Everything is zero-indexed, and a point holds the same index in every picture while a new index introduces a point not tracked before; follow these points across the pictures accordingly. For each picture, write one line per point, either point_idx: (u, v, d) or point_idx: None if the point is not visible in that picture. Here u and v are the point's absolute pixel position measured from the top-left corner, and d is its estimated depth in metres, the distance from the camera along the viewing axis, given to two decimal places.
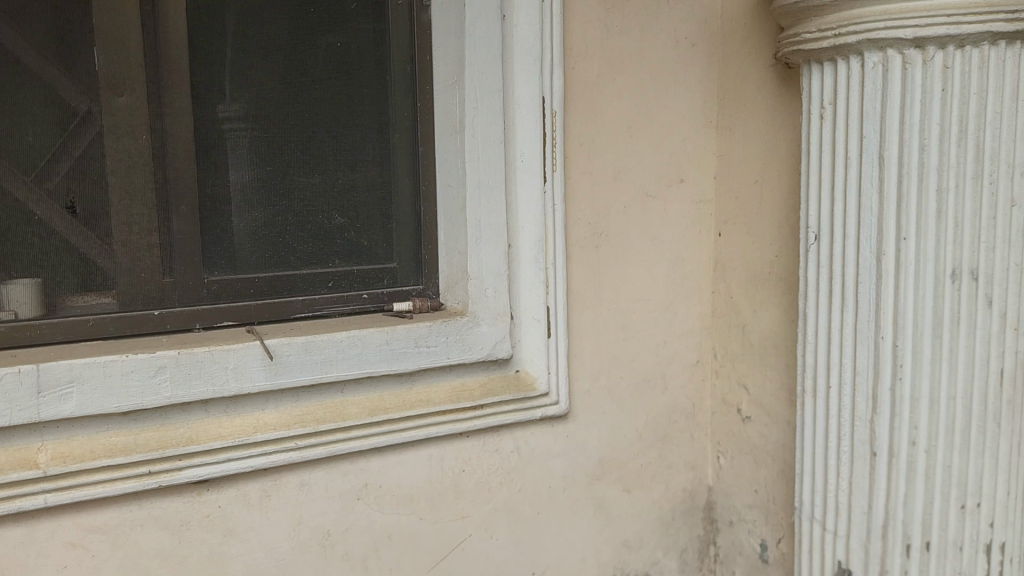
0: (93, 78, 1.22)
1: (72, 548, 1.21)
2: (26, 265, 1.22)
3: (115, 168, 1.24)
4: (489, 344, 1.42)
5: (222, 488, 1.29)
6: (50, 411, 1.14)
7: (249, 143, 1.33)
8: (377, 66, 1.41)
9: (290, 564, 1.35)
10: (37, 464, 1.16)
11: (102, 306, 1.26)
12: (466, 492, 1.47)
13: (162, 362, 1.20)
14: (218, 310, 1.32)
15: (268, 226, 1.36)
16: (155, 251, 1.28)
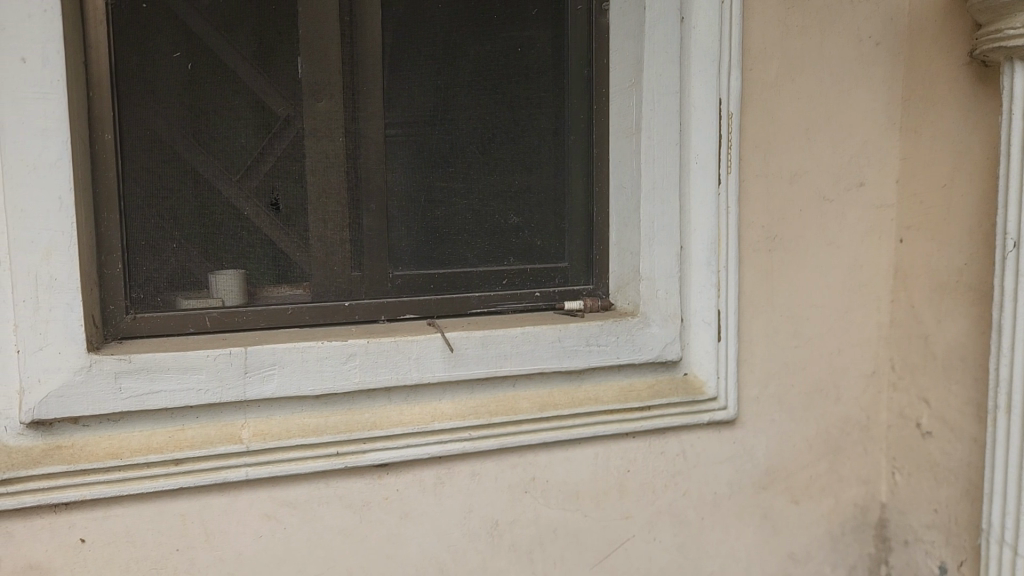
0: (298, 85, 1.32)
1: (267, 519, 1.30)
2: (235, 256, 1.33)
3: (315, 167, 1.34)
4: (659, 345, 1.42)
5: (400, 473, 1.35)
6: (255, 391, 1.24)
7: (434, 144, 1.40)
8: (556, 69, 1.45)
9: (460, 550, 1.41)
10: (240, 439, 1.26)
11: (294, 297, 1.35)
12: (631, 492, 1.48)
13: (353, 350, 1.27)
14: (402, 303, 1.39)
15: (449, 225, 1.42)
16: (346, 246, 1.37)
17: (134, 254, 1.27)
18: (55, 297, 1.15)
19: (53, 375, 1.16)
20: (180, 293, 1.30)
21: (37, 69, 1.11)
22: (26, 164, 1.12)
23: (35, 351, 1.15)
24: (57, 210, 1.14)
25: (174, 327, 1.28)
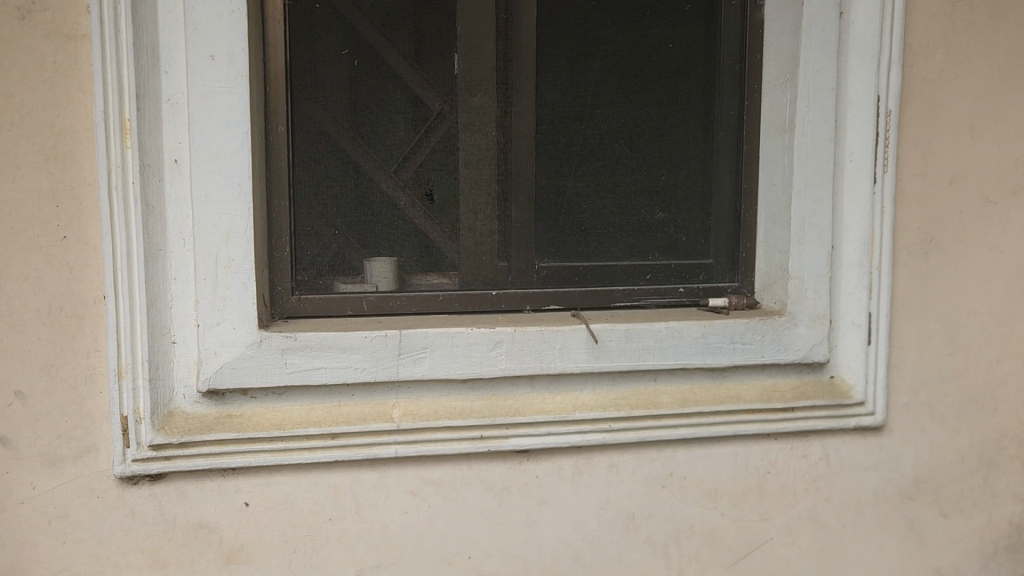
0: (454, 81, 1.37)
1: (413, 496, 1.36)
2: (391, 245, 1.39)
3: (468, 160, 1.38)
4: (806, 346, 1.40)
5: (540, 460, 1.38)
6: (407, 371, 1.29)
7: (583, 139, 1.42)
8: (706, 66, 1.44)
9: (596, 540, 1.43)
10: (391, 417, 1.32)
11: (442, 285, 1.40)
12: (770, 494, 1.46)
13: (500, 337, 1.31)
14: (547, 294, 1.42)
15: (595, 219, 1.44)
16: (495, 238, 1.41)
17: (301, 240, 1.35)
18: (232, 277, 1.25)
19: (227, 349, 1.25)
20: (337, 277, 1.38)
21: (223, 65, 1.20)
22: (210, 153, 1.22)
23: (212, 325, 1.24)
24: (236, 196, 1.23)
25: (334, 309, 1.36)
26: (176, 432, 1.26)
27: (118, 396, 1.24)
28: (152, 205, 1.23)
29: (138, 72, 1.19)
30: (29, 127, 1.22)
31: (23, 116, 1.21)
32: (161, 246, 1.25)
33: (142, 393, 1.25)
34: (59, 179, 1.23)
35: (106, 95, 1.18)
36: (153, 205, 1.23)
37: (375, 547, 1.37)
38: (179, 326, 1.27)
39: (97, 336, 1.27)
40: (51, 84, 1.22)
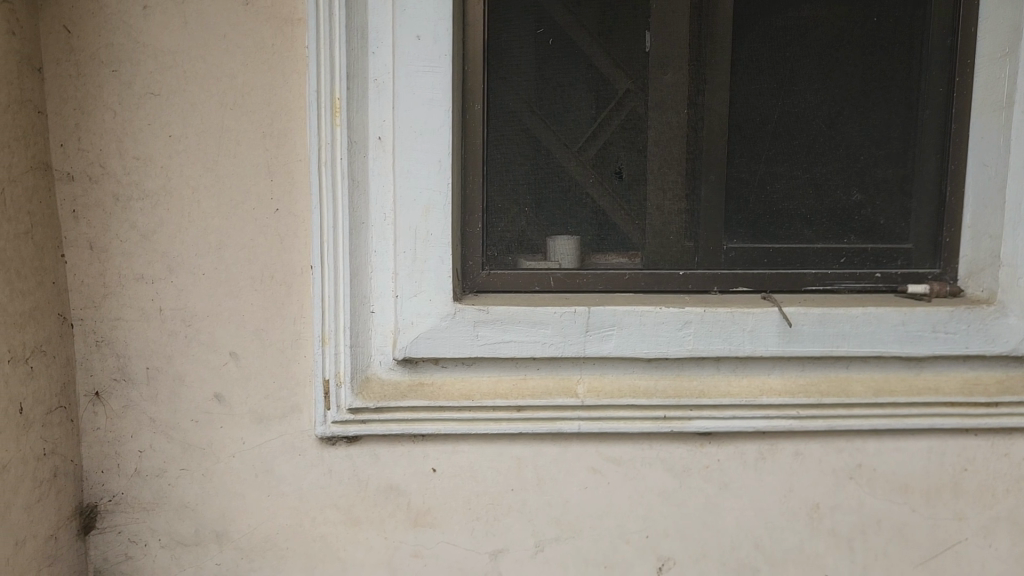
0: (647, 59, 1.36)
1: (593, 473, 1.38)
2: (579, 223, 1.40)
3: (659, 139, 1.38)
4: (1016, 337, 1.32)
5: (723, 443, 1.37)
6: (593, 348, 1.30)
7: (779, 118, 1.38)
8: (913, 40, 1.37)
9: (777, 528, 1.40)
10: (576, 393, 1.34)
11: (621, 264, 1.40)
12: (966, 493, 1.38)
13: (689, 317, 1.30)
14: (735, 276, 1.39)
15: (787, 199, 1.41)
16: (684, 217, 1.40)
17: (493, 216, 1.38)
18: (430, 250, 1.30)
19: (423, 320, 1.30)
20: (521, 254, 1.39)
21: (429, 44, 1.25)
22: (414, 130, 1.26)
23: (409, 297, 1.30)
24: (436, 171, 1.28)
25: (522, 285, 1.37)
26: (372, 397, 1.32)
27: (322, 359, 1.31)
28: (358, 179, 1.28)
29: (349, 53, 1.24)
30: (249, 106, 1.30)
31: (243, 95, 1.30)
32: (363, 219, 1.30)
33: (343, 358, 1.31)
34: (274, 155, 1.31)
35: (320, 74, 1.24)
36: (358, 180, 1.28)
37: (554, 519, 1.39)
38: (377, 298, 1.32)
39: (303, 303, 1.35)
40: (270, 66, 1.29)
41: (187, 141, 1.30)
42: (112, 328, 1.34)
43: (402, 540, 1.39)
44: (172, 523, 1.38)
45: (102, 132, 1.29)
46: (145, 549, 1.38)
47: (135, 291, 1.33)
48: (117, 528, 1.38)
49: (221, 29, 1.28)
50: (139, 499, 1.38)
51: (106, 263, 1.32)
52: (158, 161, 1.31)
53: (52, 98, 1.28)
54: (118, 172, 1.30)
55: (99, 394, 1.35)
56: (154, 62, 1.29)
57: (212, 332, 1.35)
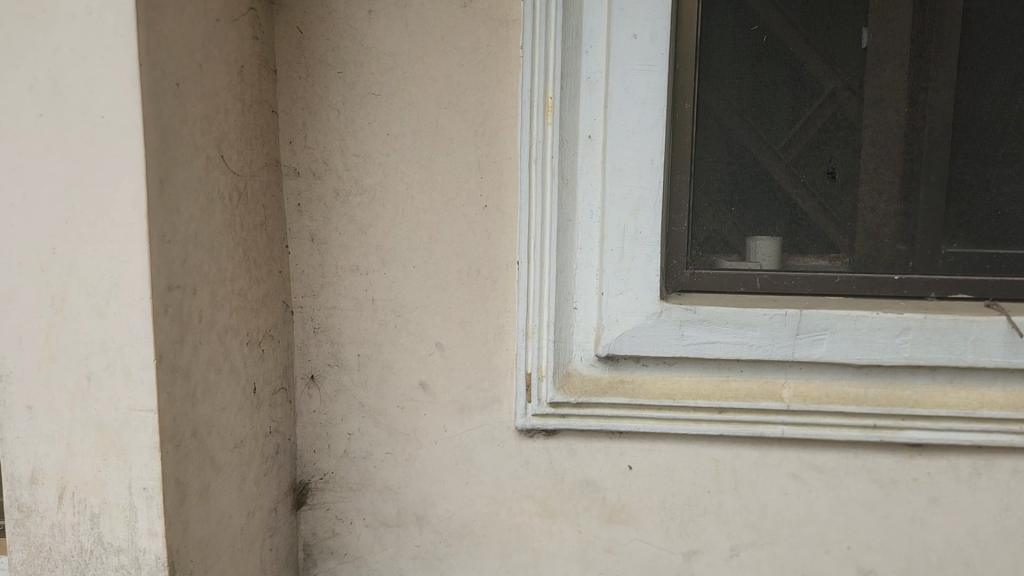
0: (866, 56, 1.32)
1: (794, 479, 1.35)
2: (787, 224, 1.38)
3: (875, 138, 1.33)
4: None
5: (935, 456, 1.31)
6: (803, 352, 1.27)
7: (1009, 116, 1.31)
8: None
9: (990, 548, 1.33)
10: (781, 397, 1.31)
11: (819, 267, 1.36)
12: None
13: (907, 323, 1.25)
14: (954, 282, 1.33)
15: (1016, 203, 1.34)
16: (899, 220, 1.35)
17: (700, 216, 1.37)
18: (637, 249, 1.30)
19: (628, 317, 1.31)
20: (719, 255, 1.38)
21: (646, 43, 1.25)
22: (628, 129, 1.27)
23: (615, 294, 1.31)
24: (648, 170, 1.28)
25: (727, 285, 1.36)
26: (573, 393, 1.34)
27: (525, 354, 1.33)
28: (567, 177, 1.30)
29: (563, 53, 1.26)
30: (463, 105, 1.33)
31: (459, 94, 1.33)
32: (571, 216, 1.31)
33: (546, 352, 1.33)
34: (485, 153, 1.34)
35: (534, 75, 1.27)
36: (568, 177, 1.30)
37: (751, 523, 1.37)
38: (580, 294, 1.33)
39: (507, 297, 1.37)
40: (485, 66, 1.32)
41: (403, 139, 1.35)
42: (327, 316, 1.41)
43: (596, 534, 1.40)
44: (376, 504, 1.44)
45: (326, 130, 1.36)
46: (350, 527, 1.45)
47: (350, 281, 1.39)
48: (325, 506, 1.46)
49: (440, 31, 1.32)
50: (346, 479, 1.44)
51: (325, 254, 1.39)
52: (376, 158, 1.36)
53: (282, 98, 1.36)
54: (340, 168, 1.37)
55: (314, 378, 1.43)
56: (376, 64, 1.34)
57: (420, 323, 1.39)
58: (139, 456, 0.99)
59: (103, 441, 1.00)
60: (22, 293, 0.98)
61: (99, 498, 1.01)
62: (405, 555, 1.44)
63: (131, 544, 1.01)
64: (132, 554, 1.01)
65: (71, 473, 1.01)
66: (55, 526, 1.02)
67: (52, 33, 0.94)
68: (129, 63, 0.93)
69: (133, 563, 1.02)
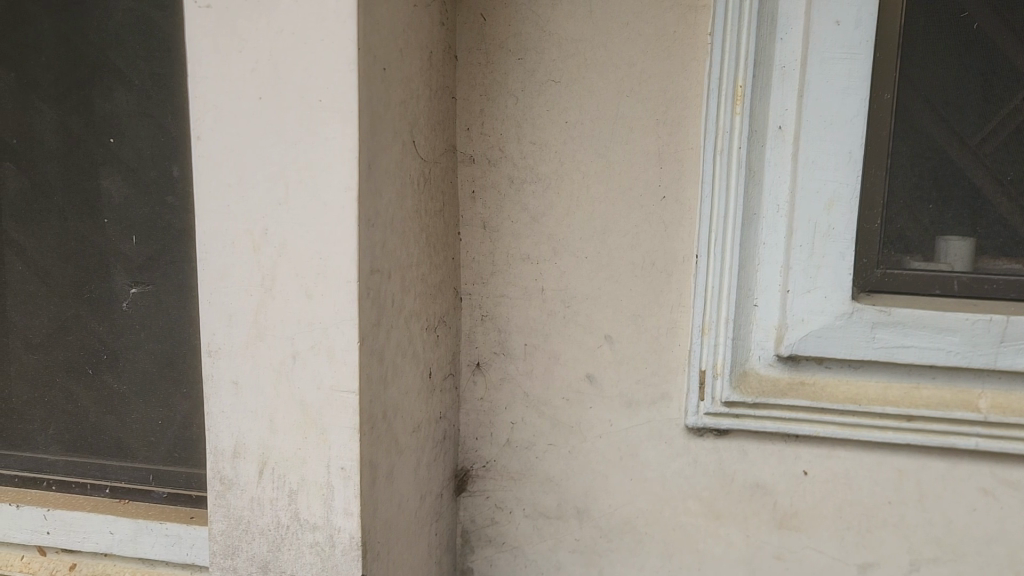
0: None
1: (985, 494, 1.27)
2: (990, 223, 1.29)
3: None
4: None
5: None
6: (1006, 362, 1.20)
7: None
8: None
9: None
10: (977, 407, 1.23)
11: (1014, 270, 1.27)
12: None
13: None
14: None
15: None
16: None
17: (893, 212, 1.30)
18: (829, 245, 1.24)
19: (815, 317, 1.25)
20: (909, 255, 1.31)
21: (849, 30, 1.18)
22: (824, 119, 1.21)
23: (802, 292, 1.25)
24: (845, 163, 1.21)
25: (921, 287, 1.29)
26: (750, 393, 1.29)
27: (700, 351, 1.30)
28: (754, 169, 1.25)
29: (756, 41, 1.21)
30: (645, 93, 1.30)
31: (641, 82, 1.29)
32: (756, 210, 1.27)
33: (722, 350, 1.29)
34: (666, 143, 1.30)
35: (723, 63, 1.23)
36: (754, 170, 1.25)
37: (935, 538, 1.30)
38: (761, 291, 1.28)
39: (682, 291, 1.33)
40: (670, 53, 1.28)
41: (581, 127, 1.32)
42: (496, 304, 1.40)
43: (765, 540, 1.35)
44: (536, 495, 1.43)
45: (504, 117, 1.35)
46: (509, 516, 1.45)
47: (520, 270, 1.38)
48: (485, 493, 1.46)
49: (625, 16, 1.29)
50: (507, 469, 1.44)
51: (497, 242, 1.39)
52: (553, 146, 1.34)
53: (462, 84, 1.36)
54: (516, 156, 1.35)
55: (480, 365, 1.43)
56: (557, 49, 1.31)
57: (590, 314, 1.36)
58: (338, 435, 1.00)
59: (304, 420, 1.01)
60: (234, 272, 1.01)
61: (298, 475, 1.03)
62: (564, 548, 1.43)
63: (326, 522, 1.02)
64: (327, 532, 1.02)
65: (272, 449, 1.03)
66: (254, 499, 1.05)
67: (274, 17, 0.95)
68: (348, 46, 0.93)
69: (327, 541, 1.03)
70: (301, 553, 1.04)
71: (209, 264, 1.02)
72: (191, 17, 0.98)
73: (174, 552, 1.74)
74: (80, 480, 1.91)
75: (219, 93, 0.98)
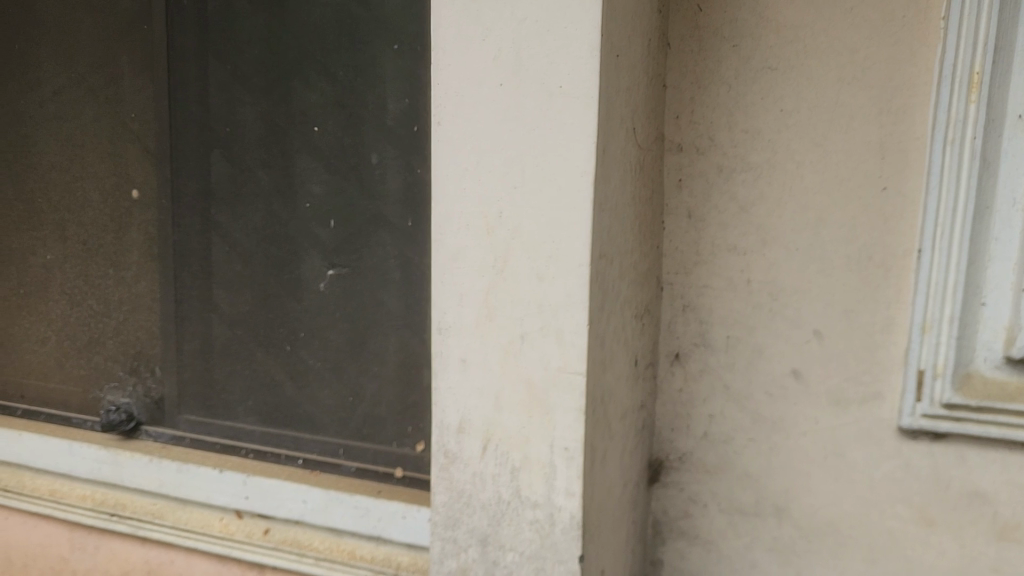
0: None
1: None
2: None
3: None
4: None
5: None
6: None
7: None
8: None
9: None
10: None
11: None
12: None
13: None
14: None
15: None
16: None
17: None
18: None
19: None
20: None
21: None
22: None
23: None
24: None
25: None
26: (974, 395, 1.20)
27: (920, 349, 1.23)
28: (990, 159, 1.17)
29: (1000, 19, 1.13)
30: (870, 80, 1.25)
31: (866, 70, 1.25)
32: (989, 203, 1.18)
33: (945, 350, 1.21)
34: (889, 132, 1.25)
35: (958, 48, 1.17)
36: (990, 160, 1.17)
37: None
38: (992, 287, 1.19)
39: (901, 287, 1.27)
40: (897, 40, 1.23)
41: (798, 115, 1.29)
42: (698, 294, 1.40)
43: (983, 551, 1.27)
44: (733, 491, 1.41)
45: (715, 105, 1.34)
46: (704, 510, 1.44)
47: (725, 261, 1.37)
48: (679, 486, 1.46)
49: (848, 1, 1.24)
50: (703, 462, 1.43)
51: (702, 232, 1.38)
52: (767, 135, 1.31)
53: (672, 72, 1.37)
54: (726, 145, 1.34)
55: (679, 356, 1.43)
56: (775, 36, 1.29)
57: (799, 309, 1.33)
58: (564, 416, 1.02)
59: (530, 399, 1.03)
60: (466, 253, 1.04)
61: (521, 453, 1.05)
62: (761, 546, 1.40)
63: (547, 500, 1.04)
64: (547, 510, 1.04)
65: (496, 426, 1.06)
66: (477, 474, 1.08)
67: (520, 6, 0.97)
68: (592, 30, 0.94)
69: (547, 519, 1.05)
70: (521, 530, 1.06)
71: (443, 245, 1.06)
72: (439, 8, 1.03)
73: (362, 524, 1.83)
74: (275, 450, 2.03)
75: (461, 78, 1.02)
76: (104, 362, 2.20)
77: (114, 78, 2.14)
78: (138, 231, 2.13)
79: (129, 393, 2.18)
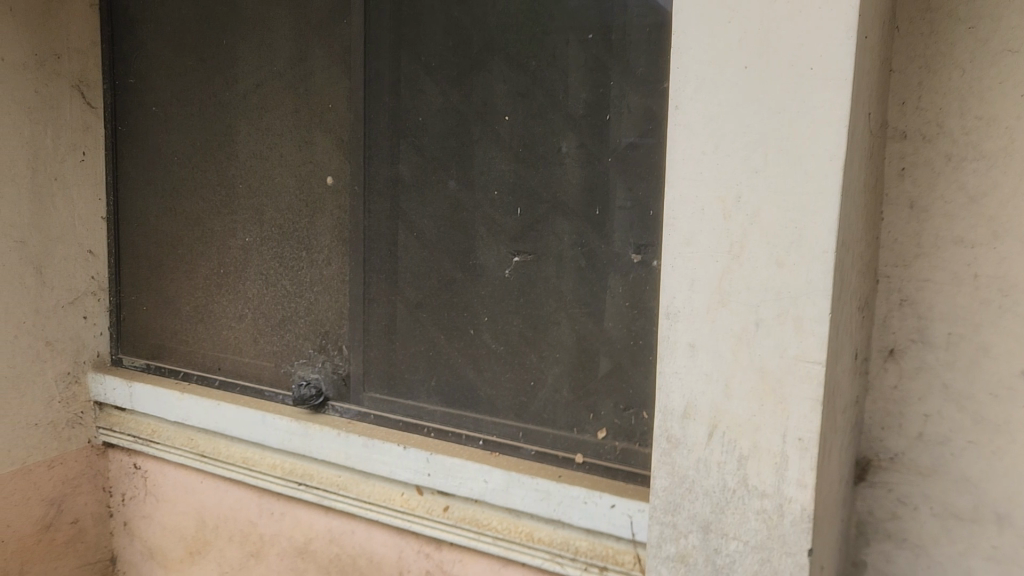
0: None
1: None
2: None
3: None
4: None
5: None
6: None
7: None
8: None
9: None
10: None
11: None
12: None
13: None
14: None
15: None
16: None
17: None
18: None
19: None
20: None
21: None
22: None
23: None
24: None
25: None
26: None
27: None
28: None
29: None
30: None
31: None
32: None
33: None
34: None
35: None
36: None
37: None
38: None
39: None
40: None
41: None
42: (918, 289, 1.47)
43: None
44: (949, 495, 1.47)
45: (946, 90, 1.42)
46: (914, 512, 1.51)
47: (951, 254, 1.43)
48: (888, 487, 1.53)
49: None
50: (916, 463, 1.50)
51: (925, 223, 1.45)
52: (1004, 120, 1.37)
53: (901, 56, 1.46)
54: (956, 131, 1.41)
55: (893, 352, 1.51)
56: (1018, 19, 1.35)
57: None
58: (799, 407, 1.05)
59: (764, 388, 1.07)
60: (701, 237, 1.10)
61: (751, 443, 1.09)
62: (978, 554, 1.45)
63: (777, 491, 1.08)
64: (776, 500, 1.08)
65: (725, 414, 1.11)
66: (702, 460, 1.13)
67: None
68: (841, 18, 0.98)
69: (776, 509, 1.08)
70: (746, 518, 1.11)
71: (677, 227, 1.12)
72: (681, 0, 1.10)
73: (542, 508, 1.85)
74: (455, 430, 2.09)
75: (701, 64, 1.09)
76: (295, 340, 2.35)
77: (309, 71, 2.27)
78: (330, 217, 2.26)
79: (319, 368, 2.31)
